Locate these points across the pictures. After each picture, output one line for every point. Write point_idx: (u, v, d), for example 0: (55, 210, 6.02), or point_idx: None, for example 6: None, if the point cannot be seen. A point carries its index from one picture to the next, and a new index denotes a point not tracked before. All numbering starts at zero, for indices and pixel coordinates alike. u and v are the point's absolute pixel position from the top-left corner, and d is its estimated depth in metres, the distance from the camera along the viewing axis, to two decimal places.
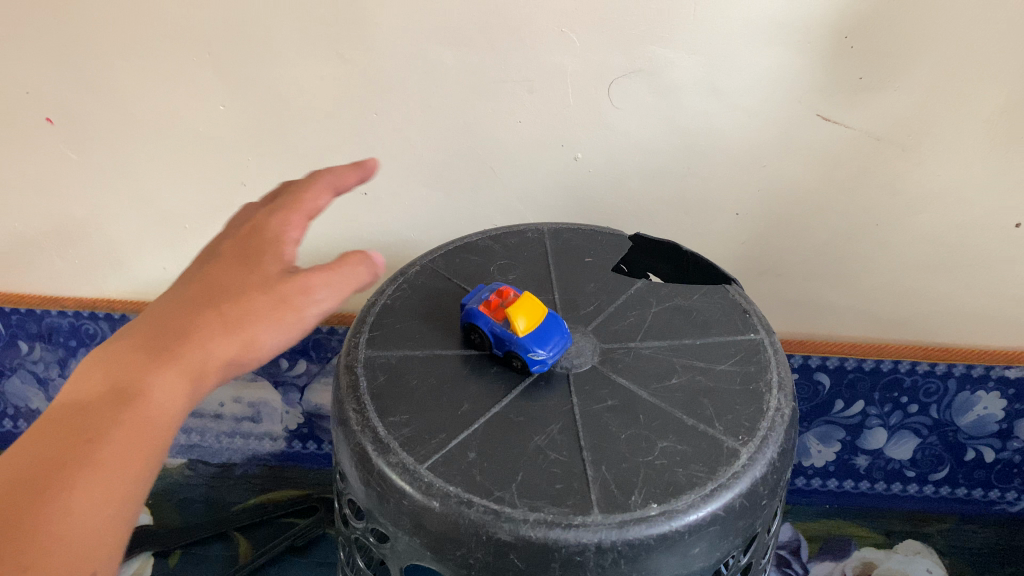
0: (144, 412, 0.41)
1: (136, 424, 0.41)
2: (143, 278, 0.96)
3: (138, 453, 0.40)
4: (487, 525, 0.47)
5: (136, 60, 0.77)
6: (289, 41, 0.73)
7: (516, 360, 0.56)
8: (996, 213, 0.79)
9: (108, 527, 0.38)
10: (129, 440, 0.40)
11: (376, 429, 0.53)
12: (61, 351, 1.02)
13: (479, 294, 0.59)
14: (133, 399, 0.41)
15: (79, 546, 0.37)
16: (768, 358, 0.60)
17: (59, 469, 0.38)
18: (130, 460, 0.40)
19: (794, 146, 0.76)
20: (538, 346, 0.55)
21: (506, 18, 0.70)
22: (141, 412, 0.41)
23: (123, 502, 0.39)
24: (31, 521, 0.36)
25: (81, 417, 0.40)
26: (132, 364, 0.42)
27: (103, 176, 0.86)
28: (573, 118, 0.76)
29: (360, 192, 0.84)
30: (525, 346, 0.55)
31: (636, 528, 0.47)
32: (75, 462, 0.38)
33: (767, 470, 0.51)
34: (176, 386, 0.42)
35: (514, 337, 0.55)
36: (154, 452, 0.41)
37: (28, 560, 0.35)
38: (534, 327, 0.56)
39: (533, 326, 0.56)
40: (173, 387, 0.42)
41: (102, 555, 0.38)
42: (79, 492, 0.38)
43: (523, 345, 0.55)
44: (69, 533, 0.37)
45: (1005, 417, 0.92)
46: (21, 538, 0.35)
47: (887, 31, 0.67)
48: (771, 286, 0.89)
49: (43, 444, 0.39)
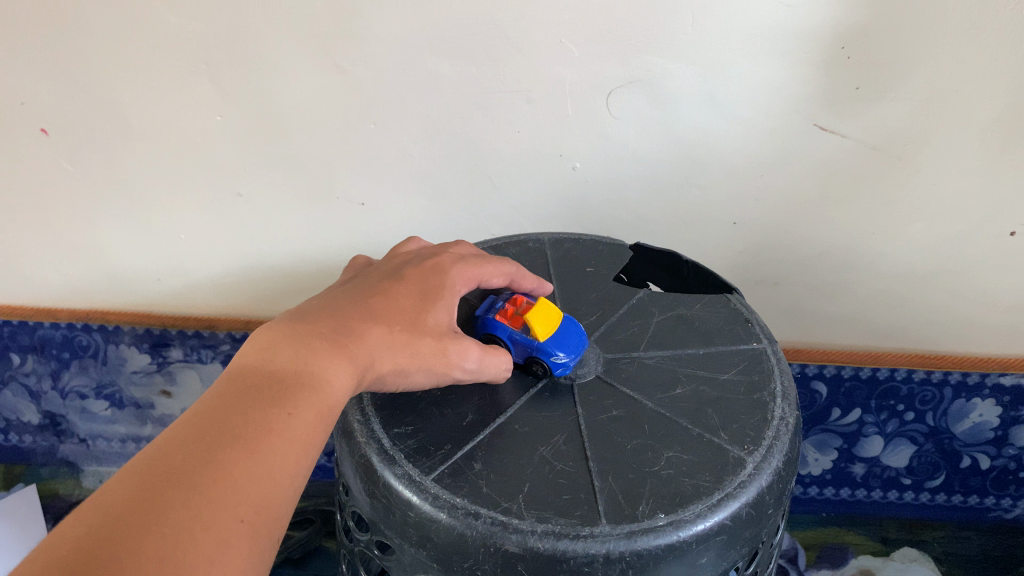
0: (321, 404, 0.45)
1: (311, 417, 0.45)
2: (138, 289, 0.95)
3: (308, 443, 0.44)
4: (495, 537, 0.47)
5: (133, 70, 0.76)
6: (287, 51, 0.73)
7: (538, 365, 0.57)
8: (991, 222, 0.79)
9: (283, 508, 0.42)
10: (304, 430, 0.44)
11: (381, 440, 0.53)
12: (54, 364, 1.00)
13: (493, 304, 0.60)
14: (311, 391, 0.45)
15: (263, 522, 0.40)
16: (771, 367, 0.60)
17: (249, 445, 0.41)
18: (303, 450, 0.43)
19: (791, 156, 0.76)
20: (559, 350, 0.56)
21: (505, 28, 0.70)
22: (317, 403, 0.45)
23: (292, 489, 0.43)
24: (230, 493, 0.39)
25: (264, 398, 0.44)
26: (320, 355, 0.47)
27: (98, 187, 0.85)
28: (572, 128, 0.76)
29: (358, 203, 0.84)
30: (547, 351, 0.56)
31: (645, 538, 0.46)
32: (261, 442, 0.42)
33: (773, 479, 0.51)
34: (347, 388, 0.47)
35: (536, 343, 0.56)
36: (319, 444, 0.45)
37: (227, 530, 0.38)
38: (553, 332, 0.56)
39: (552, 331, 0.56)
40: (344, 387, 0.47)
41: (277, 534, 0.41)
42: (264, 473, 0.41)
43: (545, 350, 0.56)
44: (258, 507, 0.40)
45: (1000, 424, 0.93)
46: (220, 508, 0.38)
47: (884, 41, 0.68)
48: (768, 295, 0.89)
49: (229, 416, 0.42)
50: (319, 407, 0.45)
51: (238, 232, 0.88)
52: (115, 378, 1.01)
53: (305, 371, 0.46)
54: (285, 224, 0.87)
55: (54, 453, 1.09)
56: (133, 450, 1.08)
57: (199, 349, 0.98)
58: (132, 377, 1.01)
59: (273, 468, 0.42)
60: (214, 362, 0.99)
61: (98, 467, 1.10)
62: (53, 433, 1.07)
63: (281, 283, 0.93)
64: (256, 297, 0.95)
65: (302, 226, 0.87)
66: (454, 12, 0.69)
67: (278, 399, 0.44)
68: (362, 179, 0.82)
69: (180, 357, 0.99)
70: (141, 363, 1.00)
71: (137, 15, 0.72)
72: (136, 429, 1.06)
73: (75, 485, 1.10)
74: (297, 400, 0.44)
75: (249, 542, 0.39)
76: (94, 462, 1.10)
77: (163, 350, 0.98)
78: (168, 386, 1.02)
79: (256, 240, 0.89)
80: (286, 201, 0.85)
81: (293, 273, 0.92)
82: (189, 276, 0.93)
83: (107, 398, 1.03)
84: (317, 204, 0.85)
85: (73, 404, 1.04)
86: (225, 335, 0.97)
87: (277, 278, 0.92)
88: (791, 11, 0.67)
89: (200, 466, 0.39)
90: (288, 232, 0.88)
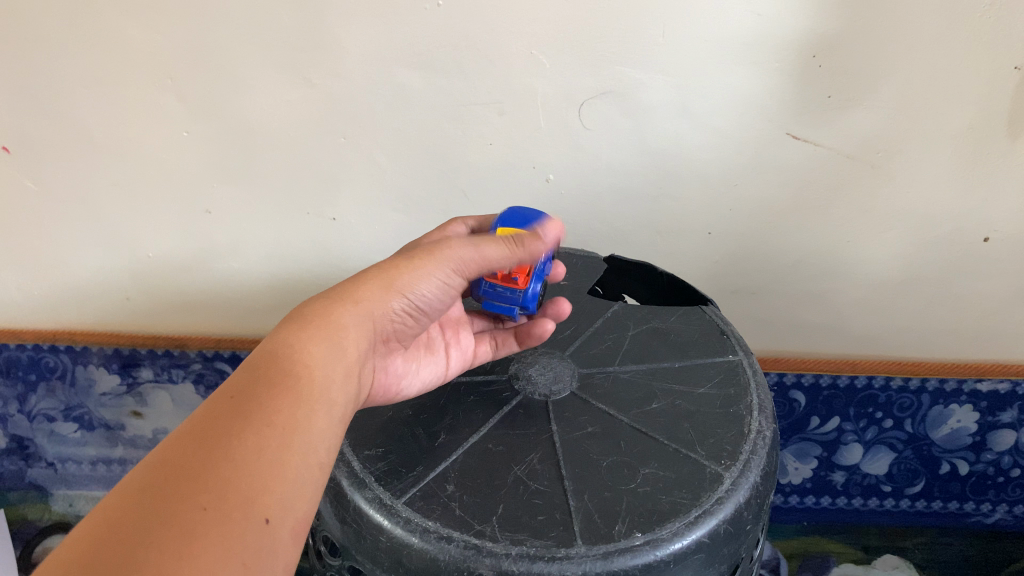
0: (283, 380, 0.45)
1: (275, 396, 0.44)
2: (106, 309, 0.93)
3: (277, 421, 0.43)
4: (468, 560, 0.46)
5: (96, 86, 0.75)
6: (255, 66, 0.72)
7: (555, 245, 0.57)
8: (964, 229, 0.79)
9: (269, 490, 0.40)
10: (269, 410, 0.43)
11: (352, 463, 0.52)
12: (20, 387, 0.98)
13: (500, 294, 0.55)
14: (268, 373, 0.45)
15: (237, 506, 0.38)
16: (748, 379, 0.59)
17: (208, 438, 0.40)
18: (273, 428, 0.42)
19: (765, 165, 0.76)
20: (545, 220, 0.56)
21: (474, 40, 0.69)
22: (279, 381, 0.45)
23: (273, 470, 0.41)
24: (192, 484, 0.38)
25: (224, 396, 0.43)
26: (279, 341, 0.47)
27: (62, 206, 0.84)
28: (545, 140, 0.76)
29: (329, 218, 0.83)
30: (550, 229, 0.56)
31: (621, 558, 0.45)
32: (222, 433, 0.41)
33: (751, 494, 0.50)
34: (315, 347, 0.47)
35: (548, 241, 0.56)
36: (296, 420, 0.43)
37: (191, 517, 0.36)
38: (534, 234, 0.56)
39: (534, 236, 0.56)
40: (309, 353, 0.47)
41: (260, 516, 0.39)
42: (230, 458, 0.39)
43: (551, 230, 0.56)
44: (229, 491, 0.38)
45: (978, 430, 0.93)
46: (180, 500, 0.37)
47: (855, 49, 0.68)
48: (745, 304, 0.89)
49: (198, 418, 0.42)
50: (280, 385, 0.44)
51: (208, 249, 0.87)
52: (84, 400, 0.99)
53: (258, 355, 0.46)
54: (255, 240, 0.85)
55: (22, 478, 1.06)
56: (103, 472, 1.05)
57: (169, 368, 0.96)
58: (101, 399, 0.99)
59: (241, 452, 0.40)
60: (185, 381, 0.98)
61: (68, 492, 1.07)
62: (20, 457, 1.04)
63: (252, 300, 0.91)
64: (227, 315, 0.93)
65: (273, 243, 0.86)
66: (423, 24, 0.68)
67: (237, 393, 0.43)
68: (333, 194, 0.81)
69: (151, 377, 0.97)
70: (110, 384, 0.97)
71: (100, 30, 0.71)
72: (106, 451, 1.04)
73: (44, 510, 1.07)
74: (257, 386, 0.44)
75: (221, 525, 0.37)
76: (63, 486, 1.06)
77: (133, 370, 0.96)
78: (138, 406, 0.99)
79: (226, 257, 0.87)
80: (254, 216, 0.83)
81: (264, 290, 0.90)
82: (159, 294, 0.91)
83: (76, 420, 1.01)
84: (287, 220, 0.84)
85: (41, 428, 1.01)
86: (196, 354, 0.95)
87: (248, 295, 0.91)
88: (761, 20, 0.66)
89: (160, 470, 0.38)
90: (259, 249, 0.86)
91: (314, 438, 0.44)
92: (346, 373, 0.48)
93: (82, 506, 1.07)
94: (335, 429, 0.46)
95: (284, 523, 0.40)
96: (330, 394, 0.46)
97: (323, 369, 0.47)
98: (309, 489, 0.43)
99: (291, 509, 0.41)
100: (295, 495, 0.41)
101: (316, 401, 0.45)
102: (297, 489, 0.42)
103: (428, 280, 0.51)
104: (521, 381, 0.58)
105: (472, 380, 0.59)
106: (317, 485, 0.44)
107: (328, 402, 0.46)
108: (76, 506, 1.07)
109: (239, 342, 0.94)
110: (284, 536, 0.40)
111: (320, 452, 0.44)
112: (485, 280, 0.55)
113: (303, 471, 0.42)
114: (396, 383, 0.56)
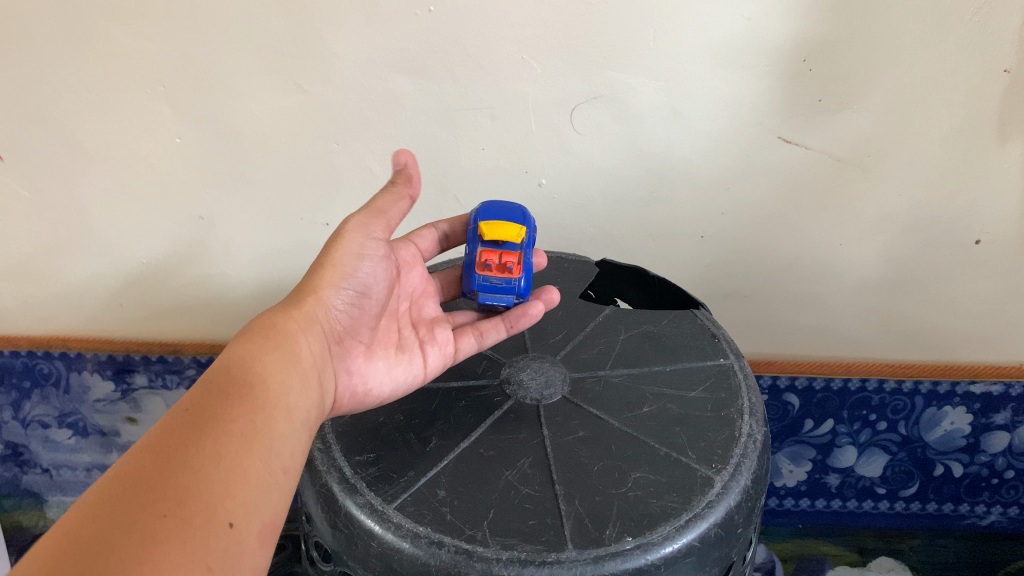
0: (236, 390, 0.46)
1: (230, 405, 0.45)
2: (100, 315, 0.93)
3: (234, 429, 0.43)
4: (459, 565, 0.46)
5: (88, 93, 0.75)
6: (246, 72, 0.72)
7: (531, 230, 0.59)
8: (956, 231, 0.79)
9: (230, 496, 0.40)
10: (224, 418, 0.44)
11: (343, 469, 0.52)
12: (15, 394, 0.98)
13: (495, 285, 0.56)
14: (221, 384, 0.46)
15: (197, 511, 0.38)
16: (739, 383, 0.59)
17: (165, 450, 0.41)
18: (230, 435, 0.43)
19: (756, 169, 0.76)
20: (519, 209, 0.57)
21: (465, 45, 0.69)
22: (231, 390, 0.46)
23: (232, 476, 0.41)
24: (150, 493, 0.38)
25: (180, 409, 0.44)
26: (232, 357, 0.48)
27: (55, 213, 0.84)
28: (536, 145, 0.76)
29: (322, 223, 0.83)
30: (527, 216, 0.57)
31: (612, 562, 0.46)
32: (179, 444, 0.41)
33: (741, 498, 0.50)
34: (264, 356, 0.49)
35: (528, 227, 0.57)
36: (253, 427, 0.44)
37: (151, 525, 0.37)
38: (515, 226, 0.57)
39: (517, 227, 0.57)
40: (260, 362, 0.48)
41: (222, 521, 0.39)
42: (187, 466, 0.40)
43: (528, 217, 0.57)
44: (188, 498, 0.39)
45: (971, 432, 0.93)
46: (140, 510, 0.37)
47: (844, 53, 0.68)
48: (738, 308, 0.89)
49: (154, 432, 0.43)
50: (234, 396, 0.45)
51: (201, 255, 0.87)
52: (78, 406, 0.99)
53: (211, 368, 0.48)
54: (248, 246, 0.86)
55: (17, 485, 1.06)
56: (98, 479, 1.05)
57: (163, 374, 0.96)
58: (95, 405, 0.99)
59: (197, 460, 0.41)
60: (179, 388, 0.98)
61: (62, 498, 1.07)
62: (15, 463, 1.04)
63: (246, 306, 0.91)
64: (221, 321, 0.93)
65: (267, 248, 0.86)
66: (414, 30, 0.69)
67: (192, 405, 0.44)
68: (325, 200, 0.81)
69: (145, 383, 0.97)
70: (104, 390, 0.97)
71: (91, 38, 0.71)
72: (101, 457, 1.03)
73: (39, 516, 1.07)
74: (211, 397, 0.45)
75: (182, 531, 0.37)
76: (58, 493, 1.06)
77: (127, 376, 0.96)
78: (132, 413, 0.99)
79: (220, 263, 0.87)
80: (247, 221, 0.83)
81: (258, 295, 0.90)
82: (153, 300, 0.91)
83: (71, 427, 1.00)
84: (280, 225, 0.84)
85: (35, 434, 1.01)
86: (190, 360, 0.95)
87: (242, 301, 0.91)
88: (750, 24, 0.67)
89: (117, 483, 0.39)
90: (252, 254, 0.86)
91: (275, 443, 0.45)
92: (303, 379, 0.50)
93: None
94: (297, 434, 0.47)
95: (249, 526, 0.41)
96: (285, 400, 0.47)
97: (274, 377, 0.48)
98: (273, 493, 0.43)
99: (255, 512, 0.42)
100: (258, 499, 0.42)
101: (272, 407, 0.46)
102: (260, 493, 0.42)
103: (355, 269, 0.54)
104: (512, 386, 0.58)
105: (463, 385, 0.59)
106: (281, 489, 0.44)
107: (285, 408, 0.47)
108: None
109: None
110: (249, 538, 0.40)
111: (282, 456, 0.45)
112: (479, 274, 0.56)
113: (266, 476, 0.43)
114: (362, 385, 0.56)
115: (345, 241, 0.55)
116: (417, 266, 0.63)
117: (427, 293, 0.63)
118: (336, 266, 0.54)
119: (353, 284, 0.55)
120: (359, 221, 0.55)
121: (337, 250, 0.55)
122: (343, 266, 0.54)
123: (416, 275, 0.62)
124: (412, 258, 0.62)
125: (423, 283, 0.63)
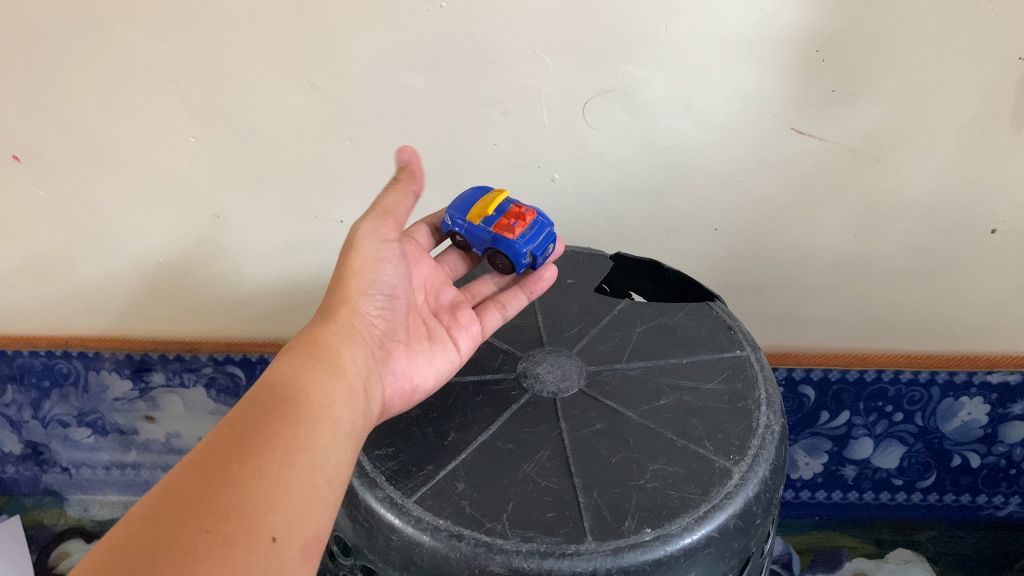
0: (276, 405, 0.45)
1: (272, 421, 0.44)
2: (117, 314, 0.94)
3: (276, 443, 0.43)
4: (480, 558, 0.46)
5: (103, 94, 0.75)
6: (260, 71, 0.73)
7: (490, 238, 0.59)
8: (972, 221, 0.79)
9: (273, 511, 0.40)
10: (267, 433, 0.43)
11: (363, 464, 0.52)
12: (34, 393, 0.99)
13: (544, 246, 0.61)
14: (264, 401, 0.45)
15: (239, 526, 0.38)
16: (756, 374, 0.59)
17: (209, 465, 0.41)
18: (272, 449, 0.42)
19: (770, 161, 0.76)
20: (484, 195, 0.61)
21: (478, 42, 0.69)
22: (274, 407, 0.45)
23: (277, 491, 0.41)
24: (193, 508, 0.38)
25: (225, 426, 0.44)
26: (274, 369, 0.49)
27: (72, 213, 0.84)
28: (549, 141, 0.76)
29: (337, 221, 0.83)
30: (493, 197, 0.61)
31: (631, 554, 0.46)
32: (223, 459, 0.41)
33: (760, 488, 0.50)
34: (303, 368, 0.49)
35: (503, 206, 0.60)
36: (296, 440, 0.44)
37: (194, 540, 0.37)
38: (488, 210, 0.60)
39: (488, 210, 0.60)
40: (302, 377, 0.48)
41: (264, 536, 0.39)
42: (230, 482, 0.40)
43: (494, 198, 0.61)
44: (231, 513, 0.39)
45: (988, 422, 0.93)
46: (182, 526, 0.37)
47: (858, 43, 0.68)
48: (752, 300, 0.89)
49: (205, 446, 0.42)
50: (276, 410, 0.45)
51: (217, 253, 0.87)
52: (97, 405, 1.00)
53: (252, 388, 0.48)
54: (263, 245, 0.86)
55: (37, 483, 1.07)
56: (117, 477, 1.06)
57: (181, 373, 0.97)
58: (114, 404, 1.00)
59: (241, 475, 0.40)
60: (196, 386, 0.98)
61: (83, 496, 1.08)
62: (35, 462, 1.05)
63: (262, 304, 0.92)
64: (238, 319, 0.94)
65: (282, 248, 0.86)
66: (428, 28, 0.69)
67: (236, 421, 0.44)
68: (340, 198, 0.82)
69: (163, 381, 0.98)
70: (123, 389, 0.98)
71: (105, 40, 0.72)
72: (120, 456, 1.04)
73: (59, 515, 1.08)
74: (256, 413, 0.44)
75: (224, 546, 0.37)
76: (78, 492, 1.08)
77: (145, 375, 0.97)
78: (151, 411, 1.00)
79: (236, 262, 0.88)
80: (262, 222, 0.84)
81: (275, 292, 0.91)
82: (169, 299, 0.92)
83: (90, 426, 1.01)
84: (295, 223, 0.84)
85: (55, 434, 1.02)
86: (207, 358, 0.96)
87: (259, 298, 0.92)
88: (764, 16, 0.67)
89: (164, 499, 0.39)
90: (267, 254, 0.87)
91: (319, 455, 0.44)
92: (345, 390, 0.49)
93: (97, 510, 1.08)
94: (342, 446, 0.47)
95: (293, 541, 0.40)
96: (329, 413, 0.47)
97: (316, 389, 0.48)
98: (319, 506, 0.43)
99: (298, 524, 0.41)
100: (301, 512, 0.41)
101: (316, 421, 0.46)
102: (302, 507, 0.42)
103: (370, 268, 0.55)
104: (529, 380, 0.58)
105: (479, 378, 0.59)
106: (325, 502, 0.44)
107: (329, 422, 0.46)
108: (91, 511, 1.08)
109: (249, 345, 0.95)
110: (293, 554, 0.40)
111: (325, 469, 0.44)
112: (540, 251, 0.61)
113: (309, 489, 0.43)
114: (408, 382, 0.56)
115: (357, 251, 0.55)
116: (423, 259, 0.63)
117: (439, 283, 0.64)
118: (357, 275, 0.55)
119: (375, 287, 0.56)
120: (369, 226, 0.55)
121: (353, 263, 0.55)
122: (362, 275, 0.55)
123: (425, 267, 0.63)
124: (418, 251, 0.63)
125: (431, 274, 0.64)
